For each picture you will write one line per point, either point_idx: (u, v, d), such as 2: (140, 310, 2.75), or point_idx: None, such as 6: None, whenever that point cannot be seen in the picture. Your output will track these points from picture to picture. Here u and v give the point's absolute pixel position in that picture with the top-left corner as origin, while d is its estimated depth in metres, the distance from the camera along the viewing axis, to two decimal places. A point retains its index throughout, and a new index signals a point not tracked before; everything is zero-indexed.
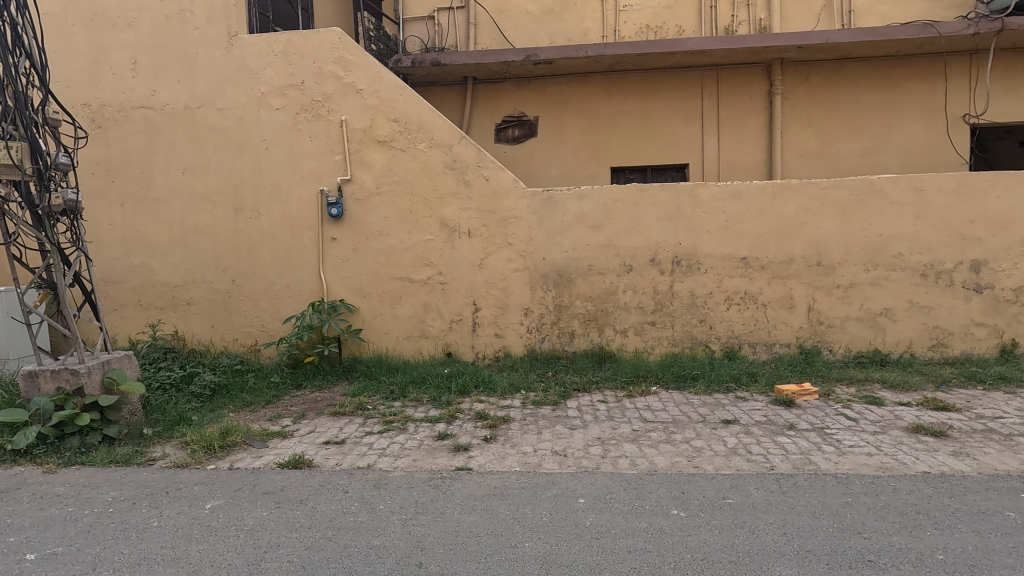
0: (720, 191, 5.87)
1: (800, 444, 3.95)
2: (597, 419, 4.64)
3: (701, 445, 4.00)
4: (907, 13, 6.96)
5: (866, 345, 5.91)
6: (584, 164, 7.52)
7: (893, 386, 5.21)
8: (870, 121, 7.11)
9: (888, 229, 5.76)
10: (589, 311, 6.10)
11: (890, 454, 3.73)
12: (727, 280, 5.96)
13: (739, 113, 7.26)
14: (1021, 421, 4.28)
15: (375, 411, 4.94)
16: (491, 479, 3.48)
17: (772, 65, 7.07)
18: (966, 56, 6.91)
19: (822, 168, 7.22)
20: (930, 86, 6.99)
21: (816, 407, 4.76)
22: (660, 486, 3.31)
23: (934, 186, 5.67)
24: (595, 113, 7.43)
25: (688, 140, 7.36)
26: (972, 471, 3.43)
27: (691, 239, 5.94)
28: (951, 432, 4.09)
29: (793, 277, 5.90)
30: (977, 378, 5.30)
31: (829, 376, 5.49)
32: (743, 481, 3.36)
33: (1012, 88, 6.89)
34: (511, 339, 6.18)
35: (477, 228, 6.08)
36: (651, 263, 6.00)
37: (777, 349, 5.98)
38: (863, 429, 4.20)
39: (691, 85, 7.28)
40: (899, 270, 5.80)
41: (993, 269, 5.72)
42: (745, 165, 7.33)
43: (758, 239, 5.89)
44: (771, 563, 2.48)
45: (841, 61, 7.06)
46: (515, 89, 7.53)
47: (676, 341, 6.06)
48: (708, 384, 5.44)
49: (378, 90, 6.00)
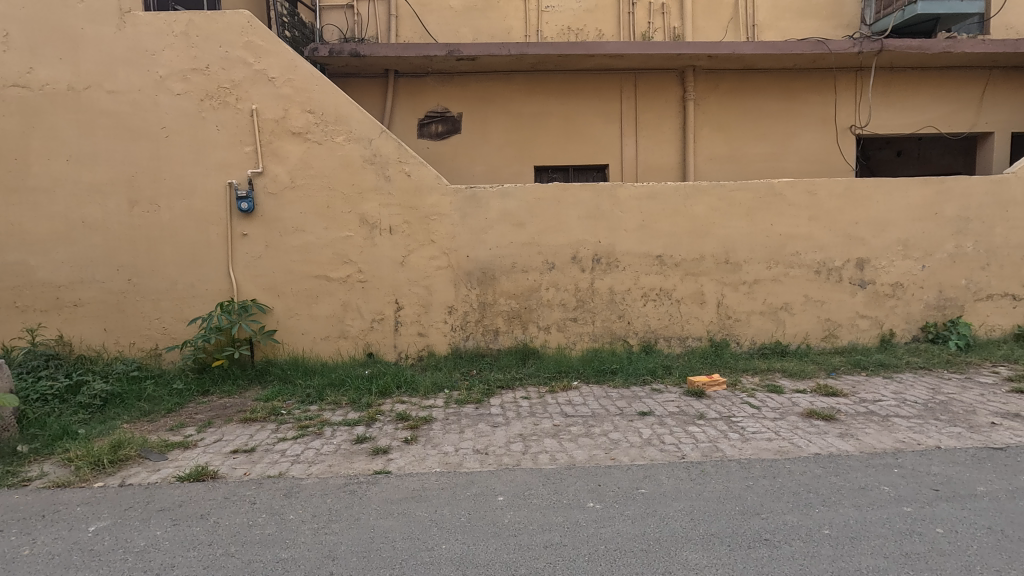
0: (637, 191, 6.09)
1: (709, 432, 4.17)
2: (519, 416, 4.68)
3: (618, 437, 4.14)
4: (803, 30, 7.54)
5: (768, 337, 6.35)
6: (508, 162, 7.56)
7: (791, 374, 5.64)
8: (772, 128, 7.64)
9: (787, 229, 6.22)
10: (512, 308, 6.13)
11: (787, 438, 4.02)
12: (644, 277, 6.19)
13: (655, 117, 7.57)
14: (896, 403, 4.75)
15: (290, 416, 4.72)
16: (410, 481, 3.42)
17: (685, 72, 7.40)
18: (852, 72, 7.57)
19: (730, 171, 7.68)
20: (822, 99, 7.60)
21: (724, 397, 5.06)
22: (578, 480, 3.39)
23: (826, 190, 6.18)
24: (519, 111, 7.47)
25: (608, 141, 7.59)
26: (856, 450, 3.77)
27: (611, 238, 6.12)
28: (839, 416, 4.47)
29: (703, 274, 6.23)
30: (862, 365, 5.84)
31: (736, 367, 5.85)
32: (656, 471, 3.51)
33: (890, 102, 7.64)
34: (435, 338, 6.10)
35: (399, 225, 5.95)
36: (573, 261, 6.12)
37: (689, 342, 6.30)
38: (765, 415, 4.52)
39: (610, 89, 7.50)
40: (796, 268, 6.27)
41: (875, 265, 6.31)
42: (661, 167, 7.66)
43: (672, 238, 6.17)
44: (677, 549, 2.60)
45: (746, 71, 7.52)
46: (438, 84, 7.42)
47: (597, 336, 6.23)
48: (626, 376, 5.64)
49: (293, 79, 5.71)
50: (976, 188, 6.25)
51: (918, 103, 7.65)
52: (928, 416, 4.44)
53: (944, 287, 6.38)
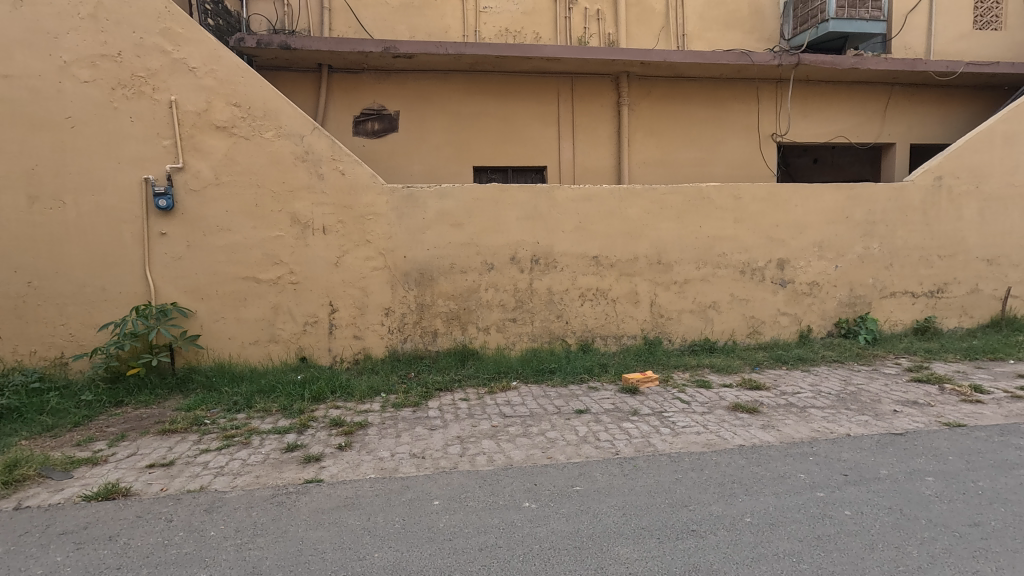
0: (574, 193, 6.19)
1: (642, 428, 4.30)
2: (458, 417, 4.64)
3: (555, 435, 4.19)
4: (728, 42, 7.93)
5: (698, 334, 6.62)
6: (446, 161, 7.49)
7: (719, 369, 5.91)
8: (701, 134, 7.98)
9: (714, 231, 6.51)
10: (451, 309, 6.08)
11: (714, 431, 4.21)
12: (581, 277, 6.31)
13: (591, 120, 7.73)
14: (812, 395, 5.08)
15: (215, 425, 4.46)
16: (343, 489, 3.32)
17: (620, 77, 7.60)
18: (773, 84, 8.03)
19: (662, 175, 7.96)
20: (746, 108, 8.02)
21: (657, 393, 5.23)
22: (514, 480, 3.40)
23: (750, 194, 6.52)
24: (457, 111, 7.42)
25: (546, 143, 7.68)
26: (776, 440, 3.99)
27: (548, 238, 6.19)
28: (761, 408, 4.73)
29: (637, 274, 6.42)
30: (782, 359, 6.20)
31: (668, 363, 6.06)
32: (591, 468, 3.58)
33: (807, 113, 8.16)
34: (371, 341, 5.96)
35: (333, 224, 5.77)
36: (512, 262, 6.15)
37: (625, 340, 6.47)
38: (694, 410, 4.71)
39: (547, 91, 7.59)
40: (723, 268, 6.58)
41: (794, 266, 6.72)
42: (597, 170, 7.84)
43: (607, 239, 6.31)
44: (610, 544, 2.66)
45: (676, 79, 7.82)
46: (374, 81, 7.25)
47: (535, 336, 6.28)
48: (564, 375, 5.73)
49: (216, 70, 5.42)
50: (881, 194, 6.77)
51: (831, 114, 8.21)
52: (840, 406, 4.77)
53: (854, 285, 6.87)
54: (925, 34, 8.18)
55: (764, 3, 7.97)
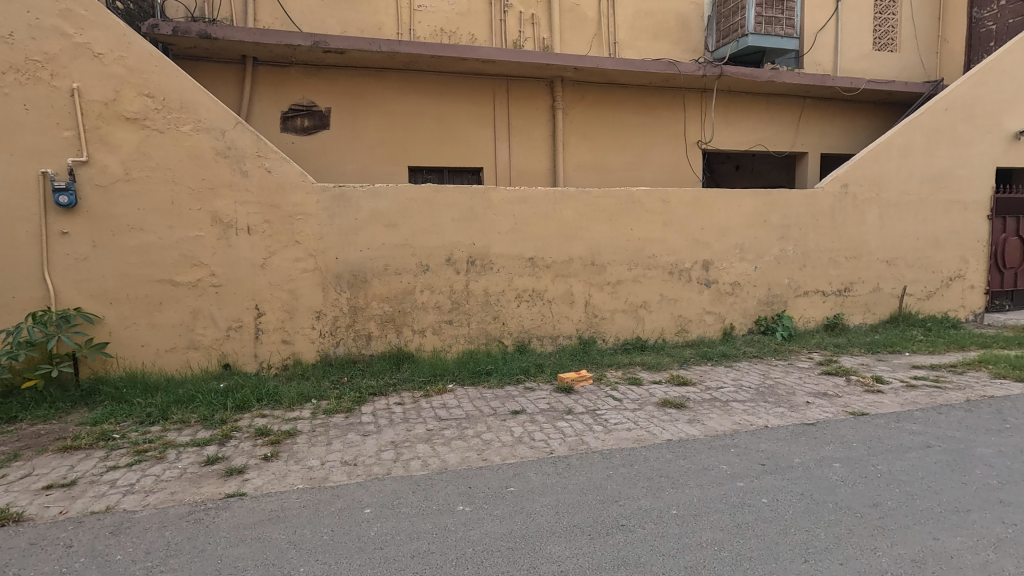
0: (509, 195, 6.23)
1: (576, 426, 4.38)
2: (392, 422, 4.55)
3: (491, 437, 4.19)
4: (657, 52, 8.24)
5: (630, 333, 6.83)
6: (380, 161, 7.33)
7: (649, 366, 6.12)
8: (632, 140, 8.24)
9: (645, 234, 6.74)
10: (385, 312, 5.95)
11: (644, 427, 4.35)
12: (517, 279, 6.35)
13: (527, 123, 7.80)
14: (734, 389, 5.37)
15: (125, 440, 4.14)
16: (267, 502, 3.16)
17: (554, 81, 7.73)
18: (698, 93, 8.42)
19: (596, 178, 8.15)
20: (674, 115, 8.36)
21: (591, 391, 5.35)
22: (448, 484, 3.37)
23: (677, 199, 6.80)
24: (391, 109, 7.28)
25: (482, 145, 7.68)
26: (701, 434, 4.18)
27: (484, 240, 6.19)
28: (688, 403, 4.94)
29: (572, 275, 6.54)
30: (708, 356, 6.50)
31: (602, 362, 6.20)
32: (525, 468, 3.60)
33: (729, 122, 8.61)
34: (301, 345, 5.73)
35: (258, 225, 5.51)
36: (447, 263, 6.10)
37: (560, 340, 6.57)
38: (625, 407, 4.85)
39: (483, 93, 7.59)
40: (653, 269, 6.83)
41: (718, 267, 7.07)
42: (533, 172, 7.93)
43: (542, 241, 6.39)
44: (542, 543, 2.68)
45: (608, 85, 8.04)
46: (303, 75, 6.99)
47: (472, 338, 6.26)
48: (501, 376, 5.73)
49: (125, 57, 5.05)
50: (795, 200, 7.25)
51: (751, 124, 8.71)
52: (759, 399, 5.06)
53: (772, 285, 7.32)
54: (833, 52, 8.84)
55: (690, 16, 8.35)
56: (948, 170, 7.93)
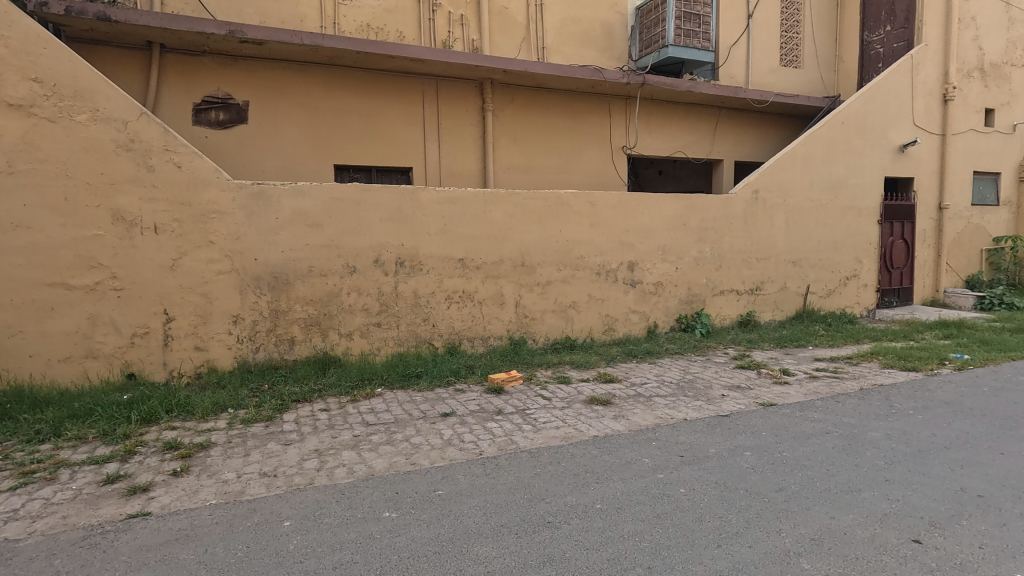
0: (438, 196, 6.18)
1: (505, 426, 4.41)
2: (316, 430, 4.38)
3: (420, 440, 4.13)
4: (583, 58, 8.46)
5: (560, 333, 6.95)
6: (303, 158, 7.04)
7: (578, 365, 6.26)
8: (561, 144, 8.41)
9: (572, 236, 6.89)
10: (309, 315, 5.73)
11: (572, 424, 4.45)
12: (447, 280, 6.30)
13: (457, 124, 7.77)
14: (656, 384, 5.61)
15: (7, 461, 3.73)
16: (176, 520, 2.96)
17: (484, 83, 7.74)
18: (623, 100, 8.72)
19: (526, 180, 8.25)
20: (600, 121, 8.61)
21: (520, 391, 5.40)
22: (374, 491, 3.29)
23: (603, 201, 7.01)
24: (315, 105, 7.01)
25: (411, 144, 7.57)
26: (625, 429, 4.32)
27: (413, 241, 6.10)
28: (614, 400, 5.10)
29: (502, 277, 6.58)
30: (633, 353, 6.74)
31: (532, 362, 6.26)
32: (454, 471, 3.58)
33: (652, 129, 8.98)
34: (216, 352, 5.40)
35: (167, 224, 5.15)
36: (375, 264, 5.95)
37: (491, 341, 6.59)
38: (554, 405, 4.94)
39: (412, 92, 7.48)
40: (581, 270, 7.00)
41: (642, 268, 7.35)
42: (463, 173, 7.90)
43: (472, 243, 6.39)
44: (470, 545, 2.68)
45: (537, 89, 8.16)
46: (218, 66, 6.60)
47: (401, 341, 6.15)
48: (431, 379, 5.65)
49: (8, 37, 4.56)
50: (711, 204, 7.67)
51: (672, 131, 9.12)
52: (679, 393, 5.31)
53: (692, 285, 7.70)
54: (745, 66, 9.43)
55: (614, 25, 8.64)
56: (845, 179, 8.67)
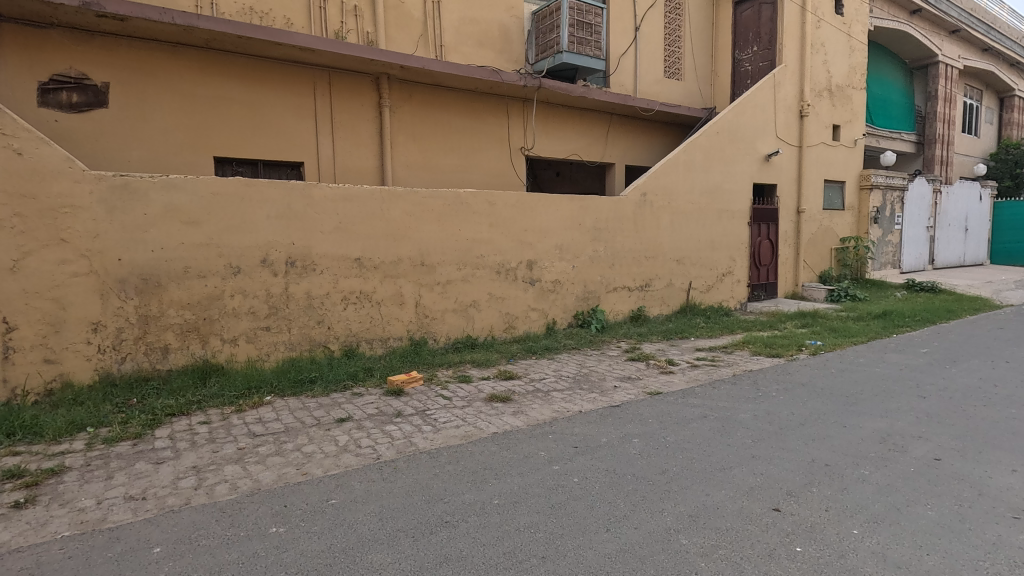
0: (332, 193, 5.93)
1: (405, 428, 4.33)
2: (194, 445, 4.02)
3: (313, 449, 3.95)
4: (481, 59, 8.51)
5: (461, 332, 6.95)
6: (177, 149, 6.44)
7: (479, 364, 6.29)
8: (460, 143, 8.40)
9: (472, 235, 6.92)
10: (186, 321, 5.26)
11: (472, 422, 4.48)
12: (342, 280, 6.06)
13: (352, 118, 7.49)
14: (554, 379, 5.81)
15: None
16: (17, 560, 2.58)
17: (380, 78, 7.54)
18: (520, 102, 8.89)
19: (425, 179, 8.15)
20: (498, 121, 8.71)
21: (420, 392, 5.32)
22: (261, 506, 3.09)
23: (502, 201, 7.11)
24: (190, 91, 6.43)
25: (301, 138, 7.18)
26: (524, 424, 4.42)
27: (305, 240, 5.80)
28: (513, 396, 5.19)
29: (401, 277, 6.45)
30: (533, 350, 6.90)
31: (433, 362, 6.20)
32: (348, 478, 3.46)
33: (548, 131, 9.25)
34: (72, 364, 4.78)
35: (5, 219, 4.47)
36: (262, 264, 5.58)
37: (391, 342, 6.44)
38: (454, 404, 4.93)
39: (302, 83, 7.11)
40: (481, 269, 7.04)
41: (540, 266, 7.55)
42: (359, 170, 7.63)
43: (369, 241, 6.19)
44: (364, 553, 2.60)
45: (435, 87, 8.09)
46: (69, 41, 5.84)
47: (293, 345, 5.82)
48: (326, 384, 5.39)
49: None
50: (604, 205, 8.05)
51: (568, 134, 9.45)
52: (575, 386, 5.54)
53: (587, 282, 8.03)
54: (633, 75, 9.99)
55: (511, 28, 8.78)
56: (720, 184, 9.48)
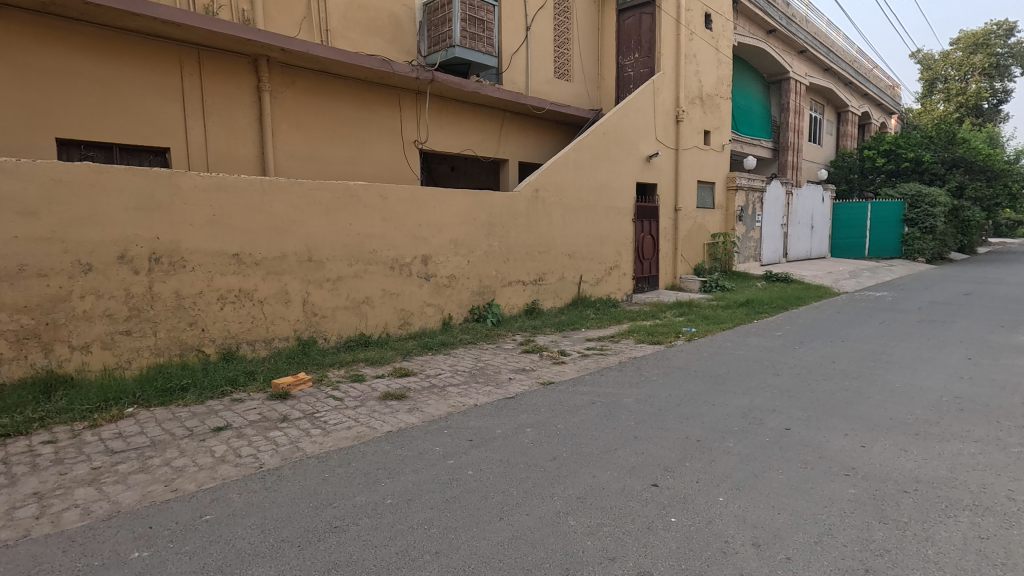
0: (204, 182, 5.44)
1: (291, 433, 4.10)
2: (36, 468, 3.51)
3: (184, 462, 3.61)
4: (370, 47, 8.23)
5: (353, 330, 6.70)
6: (8, 128, 5.54)
7: (372, 362, 6.11)
8: (349, 134, 8.07)
9: (363, 229, 6.69)
10: (22, 327, 4.55)
11: (364, 422, 4.35)
12: (218, 278, 5.59)
13: (226, 103, 6.91)
14: (451, 374, 5.81)
15: None
16: None
17: (258, 60, 7.03)
18: (412, 94, 8.73)
19: (312, 170, 7.73)
20: (390, 113, 8.49)
21: (309, 394, 5.06)
22: (119, 530, 2.77)
23: (395, 195, 6.95)
24: (23, 61, 5.55)
25: (167, 121, 6.50)
26: (419, 421, 4.38)
27: (172, 234, 5.27)
28: (408, 393, 5.12)
29: (286, 273, 6.08)
30: (429, 346, 6.83)
31: (323, 362, 5.92)
32: (225, 490, 3.21)
33: (442, 125, 9.17)
34: None
35: None
36: (120, 261, 4.99)
37: (275, 343, 6.06)
38: (346, 405, 4.75)
39: (166, 61, 6.42)
40: (374, 264, 6.84)
41: (435, 261, 7.49)
42: (236, 159, 7.06)
43: (248, 235, 5.76)
44: (243, 569, 2.43)
45: (321, 74, 7.70)
46: None
47: (160, 350, 5.27)
48: (200, 391, 4.94)
49: None
50: (498, 201, 8.16)
51: (461, 129, 9.43)
52: (471, 380, 5.60)
53: (482, 277, 8.11)
54: (525, 74, 10.20)
55: (401, 17, 8.58)
56: (607, 182, 9.99)
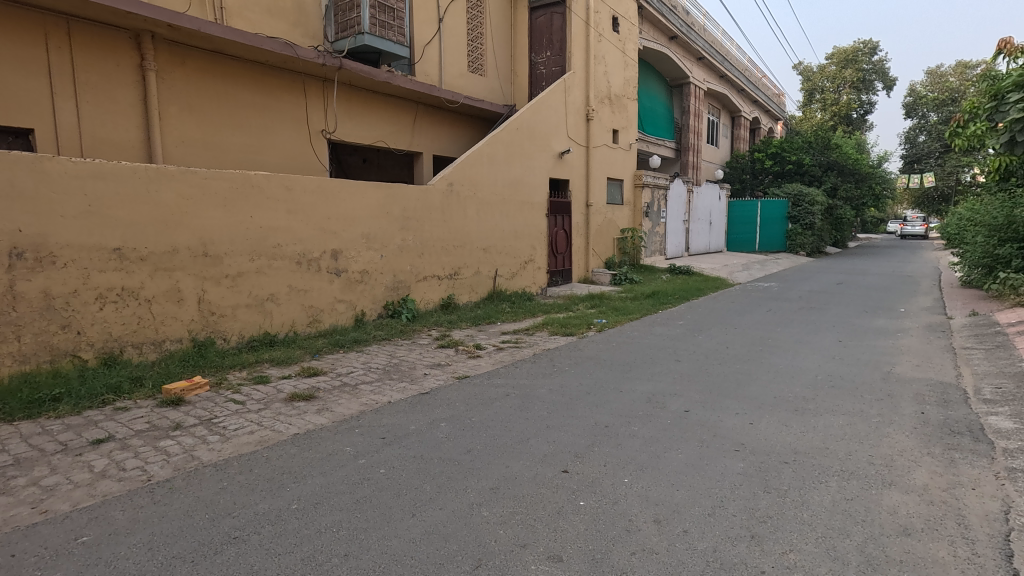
0: (78, 168, 4.89)
1: (185, 442, 3.80)
2: None
3: (56, 480, 3.24)
4: (272, 29, 7.75)
5: (256, 330, 6.32)
6: None
7: (278, 362, 5.80)
8: (248, 120, 7.57)
9: (266, 222, 6.32)
10: None
11: (269, 426, 4.12)
12: (96, 275, 5.04)
13: (103, 81, 6.24)
14: (363, 371, 5.65)
15: None
16: None
17: (141, 35, 6.41)
18: (318, 81, 8.34)
19: (206, 158, 7.17)
20: (294, 100, 8.06)
21: (206, 399, 4.71)
22: None
23: (300, 186, 6.63)
24: None
25: (29, 98, 5.74)
26: (328, 422, 4.21)
27: (39, 225, 4.68)
28: (317, 393, 4.91)
29: (177, 269, 5.61)
30: (340, 344, 6.59)
31: (222, 364, 5.54)
32: (107, 508, 2.91)
33: (351, 115, 8.85)
34: None
35: None
36: None
37: (167, 346, 5.58)
38: (248, 409, 4.46)
39: (27, 29, 5.67)
40: (278, 259, 6.48)
41: (346, 256, 7.22)
42: (117, 143, 6.40)
43: (132, 228, 5.25)
44: None
45: (215, 54, 7.16)
46: None
47: (25, 358, 4.66)
48: (77, 401, 4.44)
49: None
50: (411, 194, 8.01)
51: (372, 120, 9.15)
52: (384, 376, 5.47)
53: (396, 272, 7.93)
54: (438, 66, 10.07)
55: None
56: (521, 177, 10.12)
